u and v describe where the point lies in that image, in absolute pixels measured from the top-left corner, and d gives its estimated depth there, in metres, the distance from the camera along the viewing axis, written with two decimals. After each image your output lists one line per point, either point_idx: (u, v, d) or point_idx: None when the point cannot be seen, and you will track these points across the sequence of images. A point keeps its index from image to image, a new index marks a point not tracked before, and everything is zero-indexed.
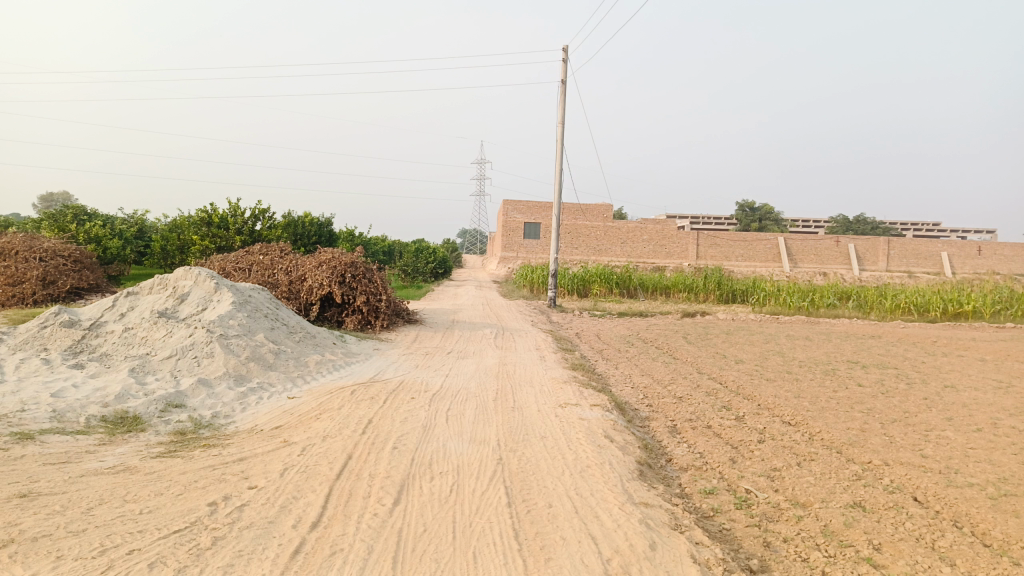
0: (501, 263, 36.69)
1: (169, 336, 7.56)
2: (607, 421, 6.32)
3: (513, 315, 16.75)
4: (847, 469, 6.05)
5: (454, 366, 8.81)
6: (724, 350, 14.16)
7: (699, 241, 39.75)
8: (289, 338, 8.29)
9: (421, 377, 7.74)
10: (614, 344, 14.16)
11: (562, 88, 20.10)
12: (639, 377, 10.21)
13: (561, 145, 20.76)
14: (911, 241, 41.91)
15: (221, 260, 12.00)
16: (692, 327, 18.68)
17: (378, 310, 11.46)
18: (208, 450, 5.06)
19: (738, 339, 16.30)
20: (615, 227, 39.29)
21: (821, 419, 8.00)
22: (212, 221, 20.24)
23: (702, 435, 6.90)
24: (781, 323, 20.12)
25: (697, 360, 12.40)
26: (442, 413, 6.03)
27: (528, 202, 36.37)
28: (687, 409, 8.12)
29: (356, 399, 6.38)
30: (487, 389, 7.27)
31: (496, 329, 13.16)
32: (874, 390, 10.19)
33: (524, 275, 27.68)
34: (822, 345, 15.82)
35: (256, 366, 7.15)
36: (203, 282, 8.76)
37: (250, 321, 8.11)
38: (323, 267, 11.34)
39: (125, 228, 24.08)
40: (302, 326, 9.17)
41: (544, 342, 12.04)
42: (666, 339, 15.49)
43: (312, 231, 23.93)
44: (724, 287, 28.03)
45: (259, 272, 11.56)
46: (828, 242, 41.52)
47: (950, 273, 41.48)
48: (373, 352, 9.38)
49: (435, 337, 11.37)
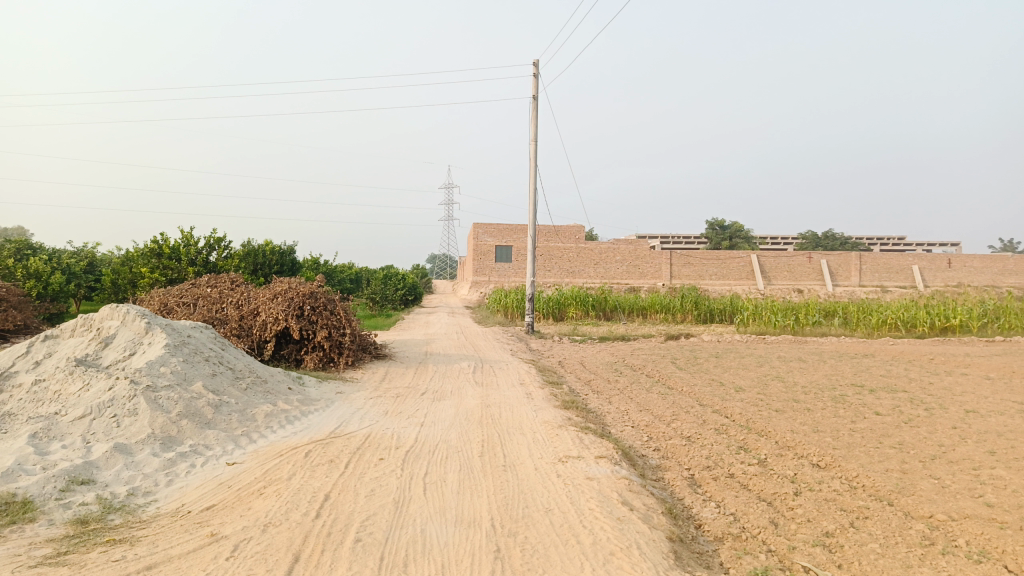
0: (473, 288, 35.51)
1: (85, 388, 6.26)
2: (620, 481, 5.20)
3: (489, 345, 15.58)
4: (913, 530, 5.01)
5: (430, 411, 7.62)
6: (719, 378, 13.13)
7: (673, 260, 39.11)
8: (235, 386, 7.05)
9: (391, 429, 6.54)
10: (602, 373, 13.08)
11: (534, 105, 19.26)
12: (638, 413, 9.14)
13: (534, 164, 19.84)
14: (883, 256, 41.77)
15: (162, 294, 10.67)
16: (678, 350, 17.74)
17: (341, 345, 10.29)
18: (111, 550, 3.81)
19: (730, 363, 15.35)
20: (588, 248, 38.45)
21: (854, 460, 6.98)
22: (162, 252, 18.87)
23: (729, 489, 5.83)
24: (769, 344, 19.28)
25: (694, 390, 11.36)
26: (418, 481, 4.84)
27: (499, 225, 35.42)
28: (702, 453, 7.05)
29: (311, 465, 5.17)
30: (470, 441, 6.12)
31: (473, 362, 11.99)
32: (895, 418, 9.23)
33: (497, 300, 26.56)
34: (818, 367, 14.90)
35: (190, 424, 5.90)
36: (133, 322, 7.47)
37: (187, 367, 6.85)
38: (278, 299, 10.14)
39: (71, 262, 22.51)
40: (251, 369, 7.92)
41: (528, 376, 10.93)
42: (655, 366, 14.48)
43: (273, 259, 22.63)
44: (702, 307, 27.25)
45: (206, 307, 10.28)
46: (800, 258, 41.18)
47: (922, 286, 41.34)
48: (335, 397, 8.16)
49: (406, 375, 10.16)
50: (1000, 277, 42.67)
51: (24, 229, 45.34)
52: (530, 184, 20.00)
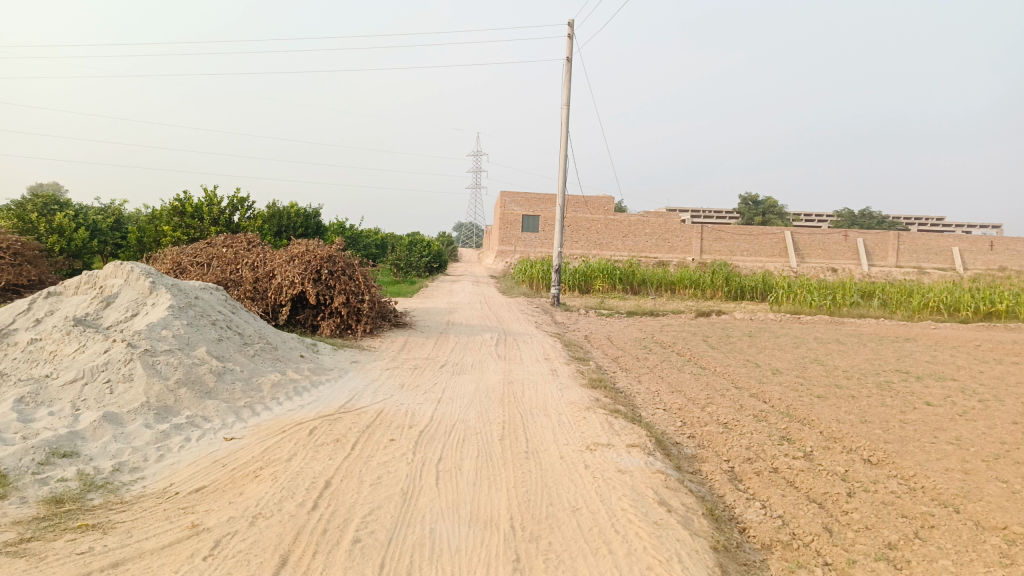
0: (498, 257, 34.97)
1: (81, 351, 5.83)
2: (655, 475, 4.65)
3: (513, 316, 15.05)
4: (987, 545, 4.41)
5: (449, 385, 7.13)
6: (754, 359, 12.49)
7: (704, 235, 38.15)
8: (241, 352, 6.60)
9: (406, 405, 6.06)
10: (630, 350, 12.52)
11: (567, 67, 18.46)
12: (671, 395, 8.58)
13: (565, 131, 19.10)
14: (922, 237, 40.36)
15: (175, 253, 10.26)
16: (710, 328, 17.09)
17: (359, 312, 9.83)
18: (81, 538, 3.37)
19: (765, 343, 14.67)
20: (617, 220, 37.61)
21: (910, 458, 6.36)
22: (185, 211, 18.56)
23: (774, 488, 5.26)
24: (804, 324, 18.53)
25: (729, 371, 10.75)
26: (430, 468, 4.34)
27: (527, 194, 34.71)
28: (742, 444, 6.48)
29: (314, 445, 4.69)
30: (490, 423, 5.61)
31: (496, 334, 11.47)
32: (949, 410, 8.55)
33: (523, 270, 26.01)
34: (858, 351, 14.16)
35: (189, 393, 5.46)
36: (137, 281, 7.03)
37: (191, 331, 6.39)
38: (295, 263, 9.68)
39: (98, 219, 22.36)
40: (262, 335, 7.47)
41: (554, 350, 10.40)
42: (686, 344, 13.86)
43: (297, 222, 22.28)
44: (733, 283, 26.45)
45: (220, 268, 9.85)
46: (836, 236, 39.94)
47: (962, 269, 39.94)
48: (349, 367, 7.70)
49: (425, 345, 9.68)
50: None
51: (57, 185, 45.60)
52: (561, 150, 19.28)
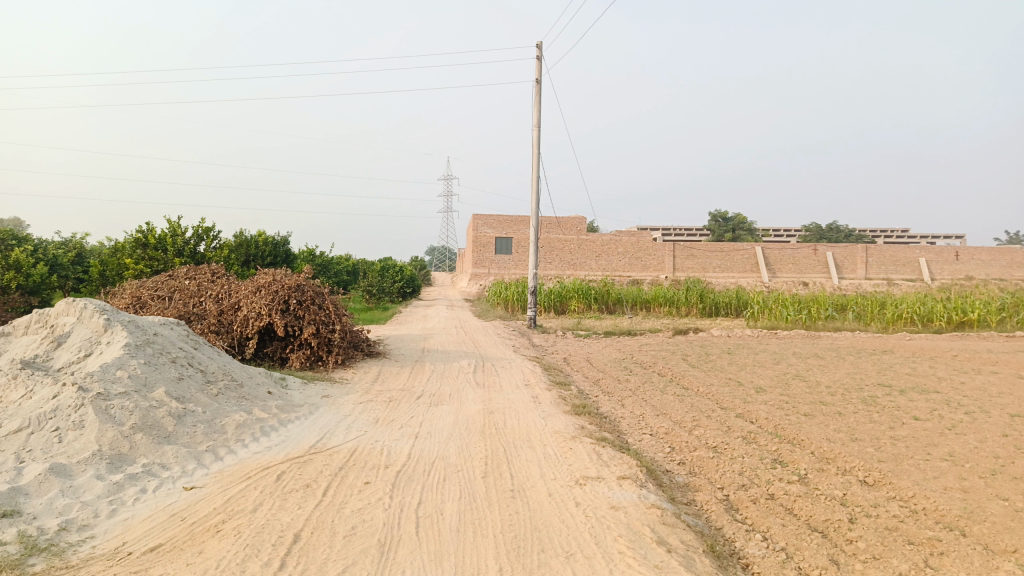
0: (472, 280, 34.68)
1: (28, 396, 5.40)
2: (650, 511, 4.37)
3: (490, 341, 14.73)
4: (1001, 571, 4.18)
5: (427, 418, 6.78)
6: (736, 377, 12.30)
7: (676, 253, 38.27)
8: (204, 391, 6.20)
9: (381, 442, 5.71)
10: (611, 372, 12.27)
11: (537, 89, 18.38)
12: (656, 418, 8.33)
13: (537, 152, 18.97)
14: (889, 249, 40.92)
15: (135, 286, 9.80)
16: (688, 346, 16.95)
17: (330, 342, 9.46)
18: None
19: (745, 361, 14.53)
20: (590, 240, 37.60)
21: (907, 477, 6.15)
22: (148, 242, 18.01)
23: (774, 517, 5.00)
24: (781, 340, 18.47)
25: (712, 391, 10.54)
26: (409, 514, 4.00)
27: (499, 216, 34.52)
28: (735, 469, 6.22)
29: (282, 493, 4.33)
30: (471, 459, 5.28)
31: (473, 360, 11.14)
32: (937, 424, 8.41)
33: (497, 293, 25.74)
34: (838, 365, 14.04)
35: (145, 439, 5.05)
36: (91, 318, 6.60)
37: (148, 371, 5.98)
38: (261, 293, 9.30)
39: (59, 253, 21.67)
40: (226, 371, 7.07)
41: (533, 375, 10.11)
42: (666, 363, 13.66)
43: (266, 250, 21.81)
44: (708, 300, 26.44)
45: (182, 301, 9.42)
46: (806, 251, 40.33)
47: (929, 279, 40.54)
48: (320, 402, 7.32)
49: (400, 375, 9.31)
50: (1008, 270, 41.88)
51: (19, 219, 44.50)
52: (533, 171, 19.12)
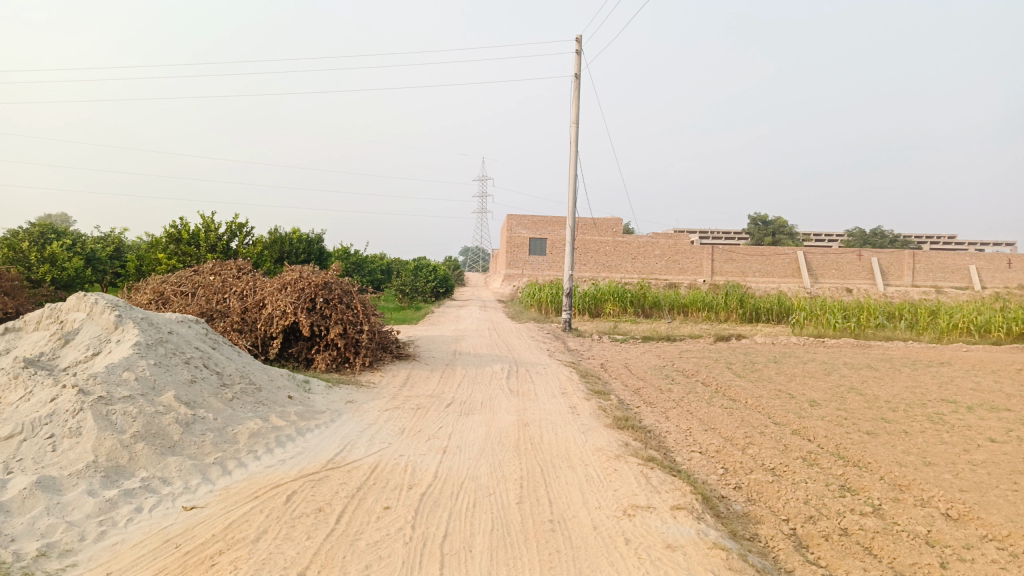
0: (505, 281, 34.18)
1: (26, 398, 4.97)
2: (715, 553, 3.75)
3: (524, 344, 14.17)
4: None
5: (457, 430, 6.23)
6: (786, 388, 11.54)
7: (714, 256, 37.29)
8: (217, 395, 5.73)
9: (405, 457, 5.18)
10: (652, 380, 11.62)
11: (576, 85, 17.77)
12: (705, 434, 7.67)
13: (575, 150, 18.37)
14: (937, 255, 39.40)
15: (157, 281, 9.43)
16: (731, 353, 16.21)
17: (357, 344, 8.99)
18: None
19: (793, 370, 13.75)
20: (626, 242, 36.82)
21: (998, 511, 5.43)
22: (181, 238, 17.82)
23: (852, 559, 4.34)
24: (829, 348, 17.59)
25: (762, 404, 9.83)
26: (434, 551, 3.45)
27: (533, 216, 33.93)
28: (800, 498, 5.55)
29: (291, 519, 3.82)
30: (505, 481, 4.72)
31: (507, 364, 10.58)
32: (1017, 448, 7.62)
33: (531, 294, 25.18)
34: (895, 378, 13.16)
35: (147, 449, 4.59)
36: (102, 315, 6.18)
37: (158, 373, 5.53)
38: (287, 291, 8.86)
39: (96, 248, 21.70)
40: (244, 373, 6.61)
41: (571, 382, 9.52)
42: (709, 372, 12.96)
43: (300, 248, 21.58)
44: (748, 305, 25.55)
45: (205, 297, 9.01)
46: (849, 256, 39.02)
47: (979, 287, 38.95)
48: (343, 408, 6.82)
49: (430, 380, 8.78)
50: None
51: (66, 215, 45.34)
52: (570, 170, 18.53)
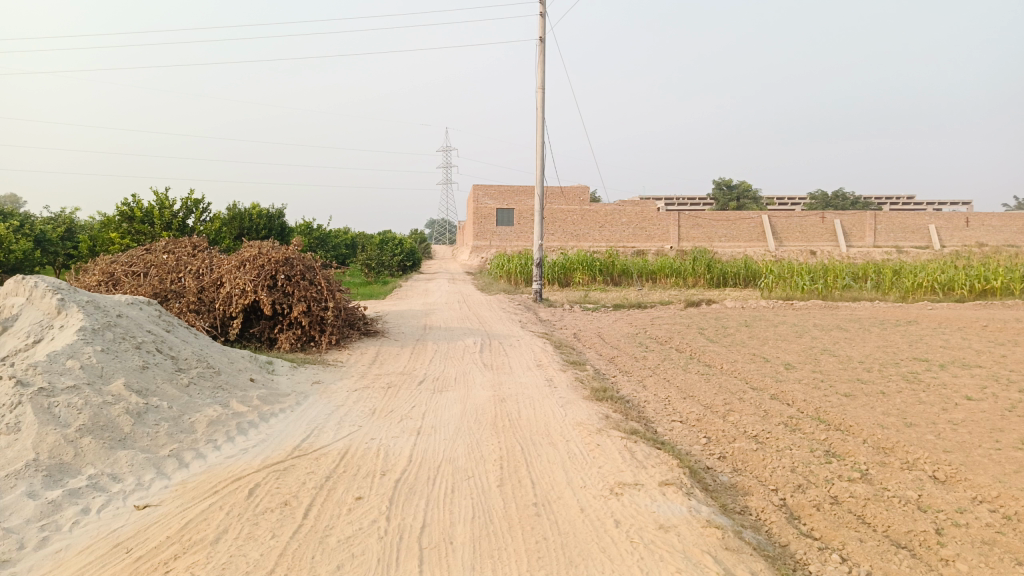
0: (473, 253, 33.80)
1: None
2: (710, 531, 3.55)
3: (496, 316, 13.90)
4: None
5: (430, 408, 5.94)
6: (761, 352, 11.47)
7: (681, 222, 37.30)
8: (173, 382, 5.36)
9: (377, 440, 4.89)
10: (626, 348, 11.46)
11: (541, 49, 17.33)
12: (685, 402, 7.51)
13: (541, 116, 17.97)
14: (898, 216, 39.93)
15: (107, 261, 8.91)
16: (703, 319, 16.15)
17: (323, 322, 8.63)
18: None
19: (766, 334, 13.72)
20: (593, 210, 36.61)
21: (985, 472, 5.35)
22: (134, 216, 17.09)
23: (847, 529, 4.19)
24: (798, 311, 17.64)
25: (738, 369, 9.73)
26: (412, 546, 3.19)
27: (500, 186, 33.50)
28: (787, 466, 5.40)
29: (254, 515, 3.51)
30: (484, 462, 4.46)
31: (479, 338, 10.30)
32: (994, 405, 7.60)
33: (500, 265, 24.87)
34: (866, 338, 13.19)
35: (95, 443, 4.21)
36: (43, 299, 5.73)
37: (106, 360, 5.14)
38: (246, 269, 8.44)
39: (47, 229, 20.82)
40: (202, 357, 6.22)
41: (545, 354, 9.30)
42: (683, 338, 12.84)
43: (261, 224, 20.94)
44: (716, 270, 25.59)
45: (159, 277, 8.54)
46: (813, 219, 39.33)
47: (939, 247, 39.65)
48: (309, 390, 6.49)
49: (400, 357, 8.47)
50: (1019, 236, 40.98)
51: (17, 196, 43.79)
52: (537, 137, 18.15)
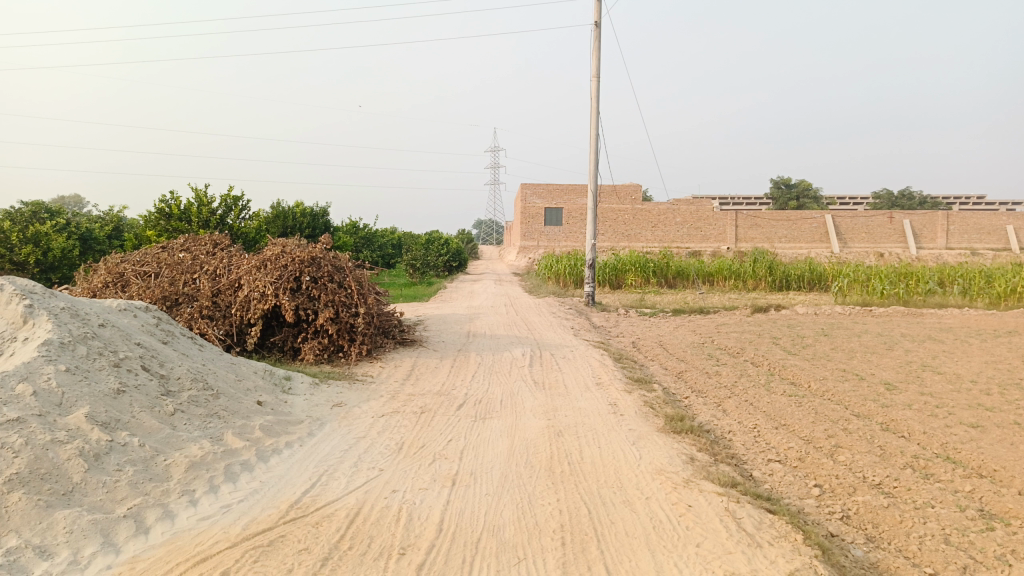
0: (521, 254, 32.67)
1: None
2: None
3: (546, 322, 12.73)
4: None
5: (471, 444, 4.80)
6: (850, 368, 10.00)
7: (738, 222, 35.50)
8: (154, 410, 4.33)
9: (399, 494, 3.76)
10: (694, 361, 10.15)
11: (596, 34, 16.07)
12: (779, 434, 6.20)
13: (596, 107, 16.72)
14: (973, 215, 37.34)
15: (117, 260, 7.99)
16: (773, 326, 14.70)
17: (352, 331, 7.58)
18: None
19: (850, 346, 12.21)
20: (645, 209, 35.10)
21: None
22: (172, 213, 16.38)
23: None
24: (878, 319, 15.99)
25: (831, 390, 8.35)
26: None
27: (549, 185, 32.29)
28: (936, 534, 4.09)
29: None
30: (538, 536, 3.29)
31: (529, 348, 9.14)
32: None
33: (548, 267, 23.65)
34: (967, 352, 11.55)
35: (27, 500, 3.13)
36: (9, 306, 4.77)
37: (69, 383, 4.12)
38: (266, 270, 7.43)
39: (93, 228, 20.45)
40: (199, 375, 5.20)
41: (604, 369, 8.08)
42: (756, 350, 11.46)
43: (304, 223, 20.16)
44: (777, 272, 23.93)
45: (171, 277, 7.57)
46: (880, 219, 37.02)
47: (1018, 249, 36.91)
48: (326, 415, 5.41)
49: (439, 371, 7.36)
50: None
51: (80, 197, 44.53)
52: (591, 129, 16.88)
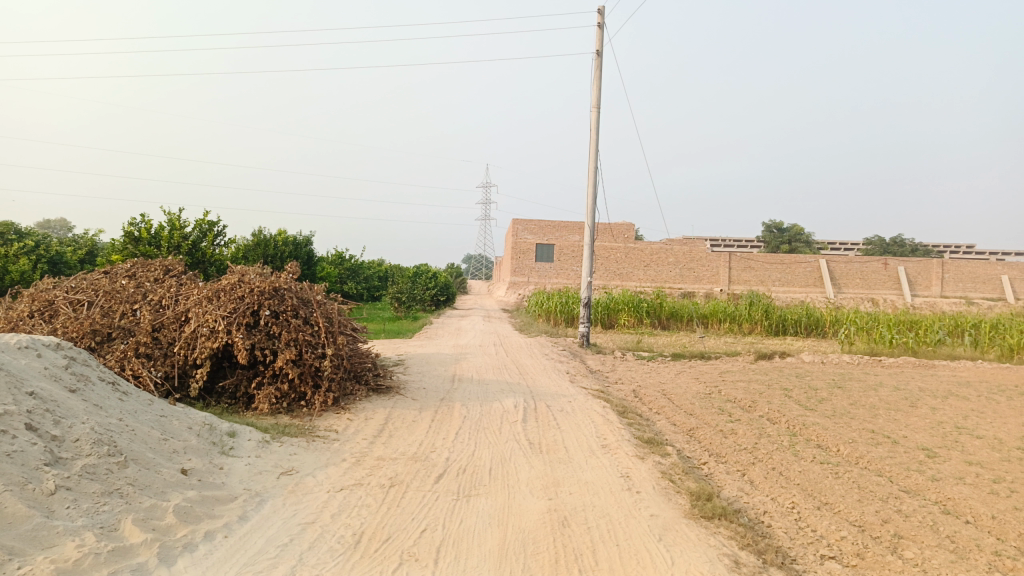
0: (510, 290, 31.66)
1: None
2: None
3: (540, 366, 11.66)
4: None
5: (450, 538, 3.69)
6: (878, 428, 8.94)
7: (732, 264, 34.72)
8: (26, 489, 3.21)
9: None
10: (705, 415, 9.09)
11: (597, 63, 15.32)
12: (824, 517, 5.13)
13: (595, 138, 15.88)
14: (968, 264, 36.74)
15: (46, 286, 6.89)
16: (781, 375, 13.70)
17: (316, 376, 6.49)
18: None
19: (869, 401, 11.20)
20: (638, 248, 34.30)
21: None
22: (141, 237, 15.24)
23: None
24: (889, 371, 15.02)
25: (866, 456, 7.31)
26: None
27: (541, 221, 31.48)
28: None
29: None
30: None
31: (521, 398, 8.06)
32: None
33: (539, 304, 22.64)
34: (999, 412, 10.51)
35: None
36: None
37: None
38: (219, 302, 6.36)
39: (64, 250, 19.26)
40: (108, 434, 4.08)
41: (609, 426, 7.00)
42: (769, 403, 10.42)
43: (285, 251, 19.09)
44: (775, 316, 23.03)
45: (107, 308, 6.48)
46: (875, 264, 36.33)
47: (1013, 299, 36.30)
48: (269, 488, 4.30)
49: (417, 427, 6.25)
50: None
51: (65, 220, 43.33)
52: (590, 162, 16.04)
